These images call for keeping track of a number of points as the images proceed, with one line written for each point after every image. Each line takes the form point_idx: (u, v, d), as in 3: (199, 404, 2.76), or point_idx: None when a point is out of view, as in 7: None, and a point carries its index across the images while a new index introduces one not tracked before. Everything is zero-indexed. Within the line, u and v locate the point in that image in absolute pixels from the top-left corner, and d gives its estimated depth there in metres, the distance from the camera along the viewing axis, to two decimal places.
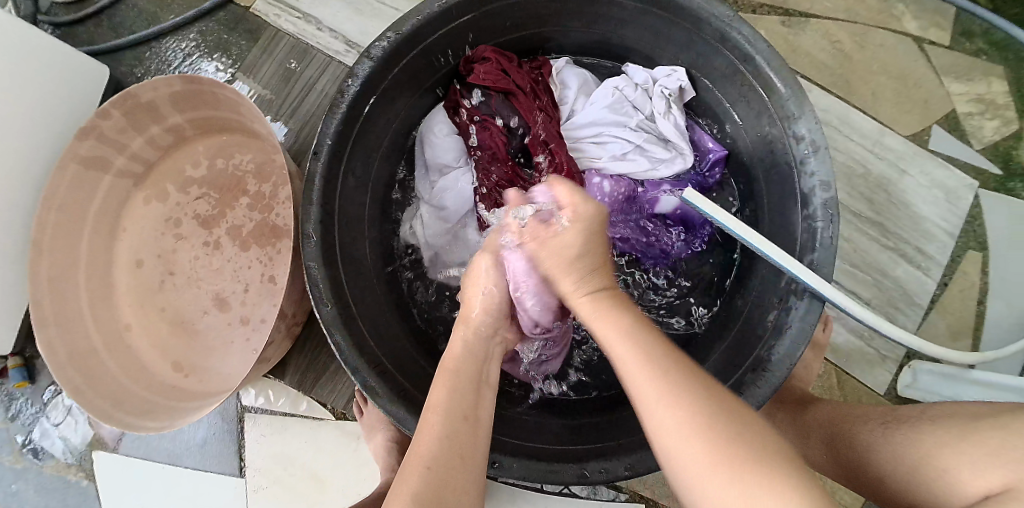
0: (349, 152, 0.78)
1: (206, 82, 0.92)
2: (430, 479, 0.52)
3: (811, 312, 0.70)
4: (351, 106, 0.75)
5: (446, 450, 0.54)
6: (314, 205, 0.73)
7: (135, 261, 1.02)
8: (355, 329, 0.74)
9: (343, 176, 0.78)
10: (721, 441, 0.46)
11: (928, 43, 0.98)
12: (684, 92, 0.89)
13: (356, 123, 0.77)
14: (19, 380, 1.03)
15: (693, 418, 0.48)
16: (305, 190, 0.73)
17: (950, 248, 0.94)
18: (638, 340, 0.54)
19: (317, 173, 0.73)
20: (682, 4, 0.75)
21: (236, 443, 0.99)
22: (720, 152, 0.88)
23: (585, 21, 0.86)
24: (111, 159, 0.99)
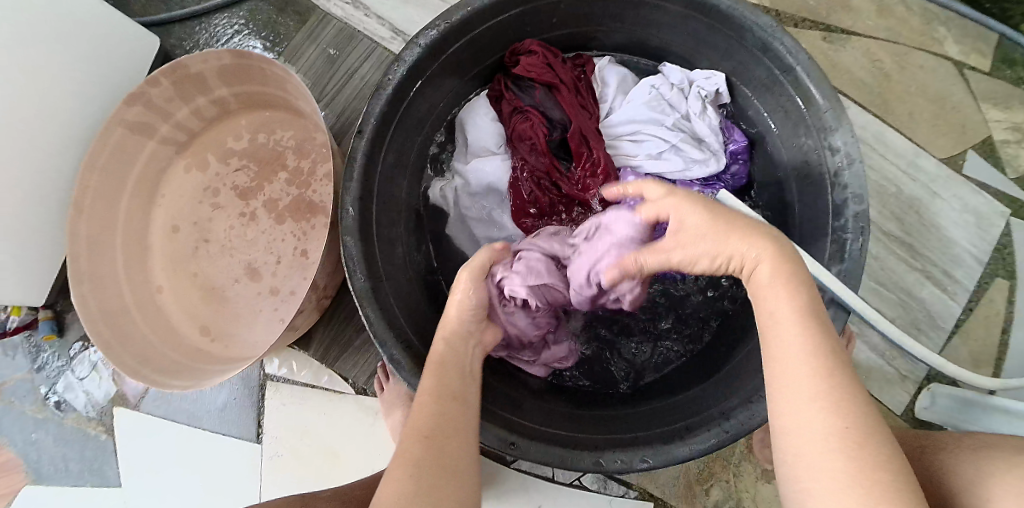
0: (390, 135, 0.80)
1: (255, 58, 0.95)
2: (427, 448, 0.55)
3: (837, 321, 0.70)
4: (396, 90, 0.77)
5: (437, 424, 0.57)
6: (354, 182, 0.75)
7: (171, 227, 1.05)
8: (385, 304, 0.76)
9: (383, 157, 0.80)
10: (862, 454, 0.47)
11: (968, 68, 0.98)
12: (720, 96, 0.90)
13: (399, 106, 0.79)
14: (48, 333, 1.06)
15: (832, 391, 0.49)
16: (347, 167, 0.75)
17: (977, 274, 0.94)
18: (794, 306, 0.55)
19: (359, 151, 0.75)
20: (727, 13, 0.76)
21: (255, 410, 1.01)
22: (744, 142, 0.90)
23: (629, 22, 0.88)
24: (156, 126, 1.02)
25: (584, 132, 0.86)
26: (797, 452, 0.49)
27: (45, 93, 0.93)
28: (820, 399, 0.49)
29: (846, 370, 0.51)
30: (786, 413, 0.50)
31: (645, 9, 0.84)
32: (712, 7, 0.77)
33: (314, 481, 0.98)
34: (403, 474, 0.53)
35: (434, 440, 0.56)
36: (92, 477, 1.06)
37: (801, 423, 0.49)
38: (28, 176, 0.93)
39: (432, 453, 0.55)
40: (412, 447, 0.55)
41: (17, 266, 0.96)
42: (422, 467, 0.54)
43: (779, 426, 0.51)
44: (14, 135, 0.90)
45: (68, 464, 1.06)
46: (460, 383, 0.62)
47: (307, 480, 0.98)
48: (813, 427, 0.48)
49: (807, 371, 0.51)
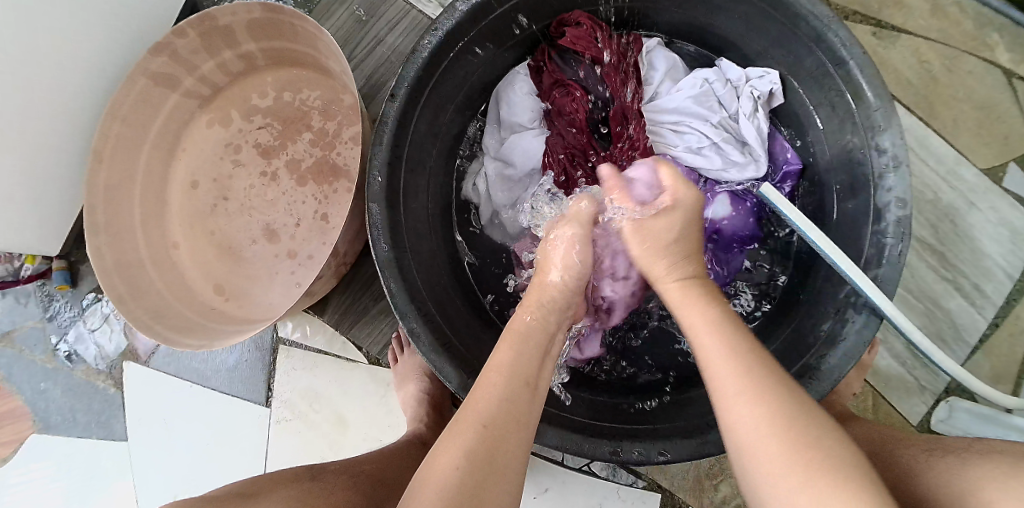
0: (424, 101, 0.78)
1: (286, 12, 0.92)
2: (484, 435, 0.54)
3: (868, 327, 0.69)
4: (432, 55, 0.75)
5: (503, 411, 0.56)
6: (384, 148, 0.73)
7: (190, 182, 1.03)
8: (408, 275, 0.74)
9: (415, 124, 0.78)
10: (797, 441, 0.49)
11: (1018, 77, 0.96)
12: (772, 98, 0.87)
13: (435, 73, 0.77)
14: (61, 283, 1.05)
15: (773, 412, 0.51)
16: (377, 131, 0.73)
17: (1007, 289, 0.92)
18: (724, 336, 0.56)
19: (391, 116, 0.73)
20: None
21: (265, 373, 1.00)
22: (796, 165, 0.87)
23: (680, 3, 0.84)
24: (181, 78, 0.99)
25: (624, 115, 0.84)
26: (743, 442, 0.51)
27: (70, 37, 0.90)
28: (749, 399, 0.52)
29: (770, 370, 0.54)
30: (727, 404, 0.53)
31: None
32: None
33: (321, 447, 0.98)
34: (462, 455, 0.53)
35: (499, 423, 0.55)
36: (99, 430, 1.05)
37: (744, 424, 0.51)
38: (48, 121, 0.91)
39: (489, 440, 0.54)
40: (469, 429, 0.54)
41: (34, 211, 0.95)
42: (480, 454, 0.53)
43: (725, 423, 0.53)
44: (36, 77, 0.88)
45: (75, 414, 1.06)
46: (535, 366, 0.61)
47: (313, 445, 0.98)
48: (748, 427, 0.51)
49: (737, 387, 0.53)
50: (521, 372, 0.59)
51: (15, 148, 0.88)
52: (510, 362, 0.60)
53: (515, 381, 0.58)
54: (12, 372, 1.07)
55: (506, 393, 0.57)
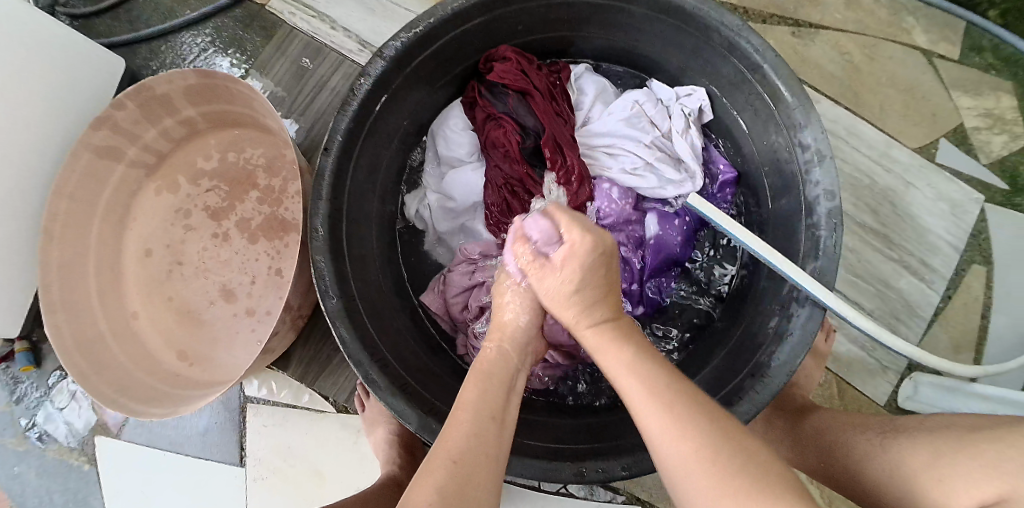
0: (360, 148, 0.79)
1: (220, 77, 0.93)
2: (454, 473, 0.53)
3: (812, 319, 0.70)
4: (362, 105, 0.77)
5: (472, 447, 0.55)
6: (323, 200, 0.74)
7: (144, 251, 1.03)
8: (359, 322, 0.75)
9: (353, 175, 0.79)
10: (706, 454, 0.49)
11: (937, 56, 0.98)
12: (702, 114, 0.90)
13: (367, 121, 0.79)
14: (25, 365, 1.04)
15: (688, 442, 0.50)
16: (315, 185, 0.74)
17: (954, 261, 0.94)
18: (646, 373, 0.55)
19: (327, 168, 0.74)
20: (692, 13, 0.76)
21: (237, 433, 1.00)
22: (731, 175, 0.89)
23: (600, 26, 0.86)
24: (124, 149, 1.00)
25: (557, 139, 0.85)
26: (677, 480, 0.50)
27: (9, 123, 0.91)
28: (671, 428, 0.51)
29: (705, 421, 0.51)
30: (649, 427, 0.52)
31: (614, 12, 0.83)
32: (676, 8, 0.77)
33: (300, 500, 0.97)
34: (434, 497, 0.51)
35: (474, 466, 0.54)
36: None
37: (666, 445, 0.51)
38: None
39: (455, 478, 0.53)
40: (447, 473, 0.53)
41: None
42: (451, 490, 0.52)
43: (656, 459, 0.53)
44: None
45: (53, 496, 1.05)
46: (501, 395, 0.61)
47: (291, 500, 0.97)
48: (672, 451, 0.50)
49: (654, 414, 0.52)
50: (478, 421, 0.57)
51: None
52: (475, 400, 0.60)
53: (480, 416, 0.58)
54: None
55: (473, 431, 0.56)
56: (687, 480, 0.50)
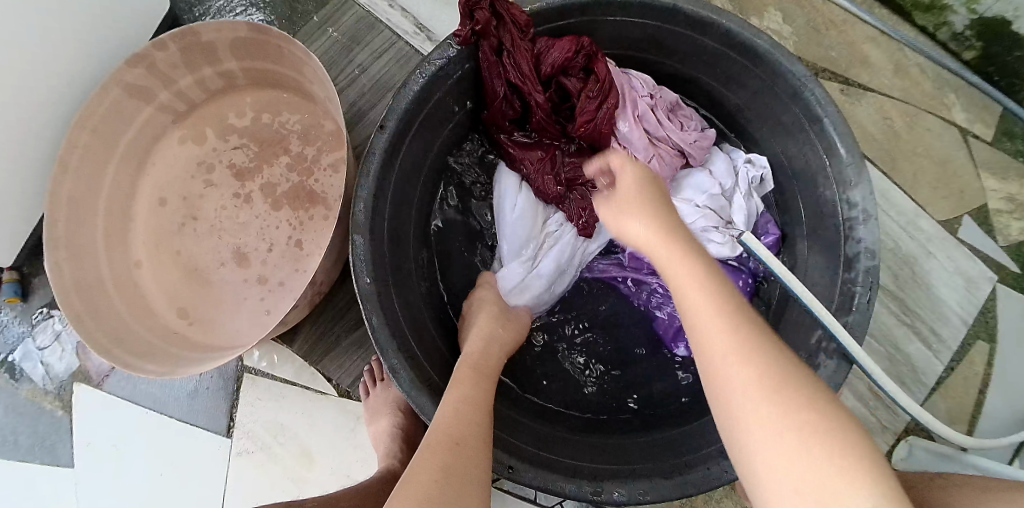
0: (413, 132, 0.78)
1: (273, 34, 0.90)
2: (451, 452, 0.56)
3: (838, 373, 0.72)
4: (423, 88, 0.75)
5: (460, 428, 0.59)
6: (371, 178, 0.72)
7: (158, 199, 0.99)
8: (388, 307, 0.73)
9: (402, 156, 0.77)
10: (789, 408, 0.48)
11: (972, 136, 1.02)
12: (763, 182, 0.91)
13: (425, 106, 0.77)
14: (11, 297, 0.98)
15: (762, 368, 0.50)
16: (365, 161, 0.72)
17: (961, 334, 0.96)
18: (719, 313, 0.55)
19: (379, 147, 0.73)
20: (764, 55, 0.78)
21: (228, 404, 0.97)
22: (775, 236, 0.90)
23: (665, 54, 0.88)
24: (156, 91, 0.96)
25: (598, 126, 0.83)
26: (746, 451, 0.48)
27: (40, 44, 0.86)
28: (749, 364, 0.51)
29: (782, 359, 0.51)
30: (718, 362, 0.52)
31: (682, 39, 0.83)
32: (748, 46, 0.78)
33: (284, 481, 0.94)
34: (426, 476, 0.53)
35: (467, 444, 0.58)
36: (41, 455, 0.99)
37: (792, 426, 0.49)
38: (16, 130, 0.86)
39: (453, 458, 0.56)
40: (442, 452, 0.56)
41: None
42: (448, 475, 0.54)
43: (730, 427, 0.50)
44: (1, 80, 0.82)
45: (17, 437, 0.99)
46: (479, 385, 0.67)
47: (276, 478, 0.94)
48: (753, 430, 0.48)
49: (728, 355, 0.52)
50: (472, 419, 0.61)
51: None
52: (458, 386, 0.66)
53: (466, 408, 0.62)
54: None
55: (458, 419, 0.61)
56: (767, 445, 0.47)
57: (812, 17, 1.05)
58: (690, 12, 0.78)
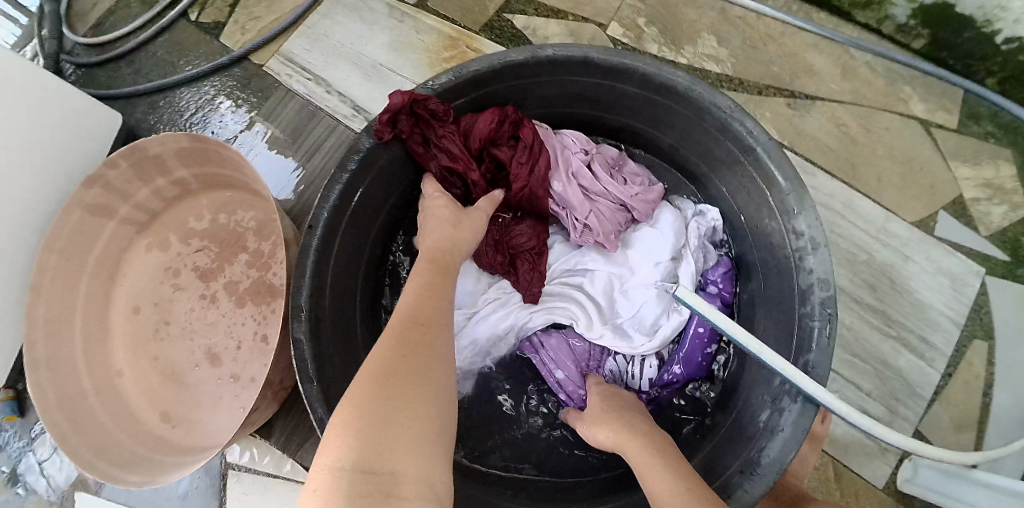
0: (347, 224, 0.78)
1: (211, 143, 0.93)
2: (407, 333, 0.56)
3: (805, 415, 0.68)
4: (351, 179, 0.76)
5: (414, 311, 0.59)
6: (307, 276, 0.73)
7: (132, 308, 1.01)
8: (337, 405, 0.73)
9: (339, 248, 0.78)
10: None
11: (935, 126, 0.98)
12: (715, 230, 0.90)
13: (356, 195, 0.78)
14: (8, 414, 1.02)
15: None
16: (299, 260, 0.73)
17: (955, 338, 0.90)
18: (665, 464, 0.62)
19: (311, 245, 0.74)
20: (685, 93, 0.76)
21: (217, 499, 0.98)
22: (726, 270, 0.88)
23: (594, 105, 0.88)
24: (116, 206, 0.97)
25: (532, 189, 0.84)
26: None
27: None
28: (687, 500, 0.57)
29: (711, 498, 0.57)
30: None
31: (605, 89, 0.83)
32: (670, 88, 0.77)
33: None
34: (389, 351, 0.53)
35: (420, 326, 0.57)
36: None
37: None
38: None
39: (407, 340, 0.55)
40: (399, 332, 0.56)
41: None
42: (409, 346, 0.54)
43: None
44: None
45: None
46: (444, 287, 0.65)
47: None
48: None
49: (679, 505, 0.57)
50: (438, 313, 0.60)
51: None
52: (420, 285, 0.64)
53: (426, 295, 0.62)
54: None
55: (421, 305, 0.60)
56: None
57: (747, 35, 1.04)
58: (604, 63, 0.77)
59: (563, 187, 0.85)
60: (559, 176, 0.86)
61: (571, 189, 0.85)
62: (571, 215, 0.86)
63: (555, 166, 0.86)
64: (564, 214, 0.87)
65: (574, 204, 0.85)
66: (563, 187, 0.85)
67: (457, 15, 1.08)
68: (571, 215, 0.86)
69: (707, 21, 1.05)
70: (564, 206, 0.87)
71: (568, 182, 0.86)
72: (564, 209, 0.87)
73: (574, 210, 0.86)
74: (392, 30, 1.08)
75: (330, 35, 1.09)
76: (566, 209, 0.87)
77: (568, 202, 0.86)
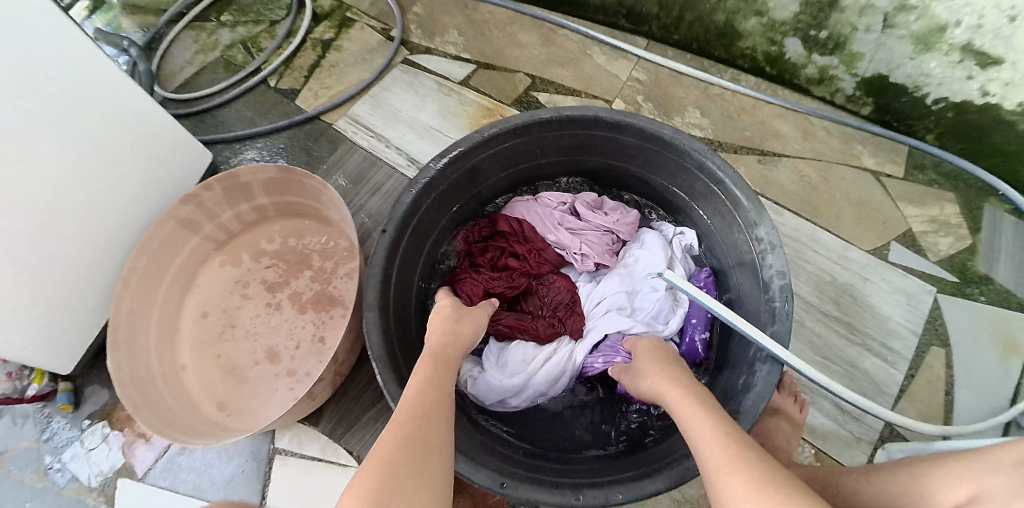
0: (407, 237, 0.97)
1: (298, 173, 1.14)
2: (414, 427, 0.69)
3: (773, 372, 0.83)
4: (414, 201, 0.96)
5: (420, 404, 0.73)
6: (376, 273, 0.90)
7: (201, 313, 1.18)
8: (398, 369, 0.88)
9: (401, 253, 0.96)
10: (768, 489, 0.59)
11: (884, 176, 1.16)
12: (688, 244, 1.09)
13: (416, 215, 0.97)
14: (65, 403, 1.15)
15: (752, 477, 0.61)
16: (372, 260, 0.91)
17: (914, 344, 1.03)
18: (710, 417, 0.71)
19: (382, 248, 0.92)
20: (670, 141, 0.97)
21: (260, 481, 1.08)
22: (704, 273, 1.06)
23: (600, 153, 1.09)
24: (201, 224, 1.18)
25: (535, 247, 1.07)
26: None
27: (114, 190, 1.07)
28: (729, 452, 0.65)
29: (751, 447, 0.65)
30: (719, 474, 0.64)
31: (608, 140, 1.05)
32: (657, 137, 0.98)
33: None
34: (393, 446, 0.67)
35: (423, 427, 0.70)
36: None
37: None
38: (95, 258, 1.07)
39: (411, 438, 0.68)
40: (403, 428, 0.69)
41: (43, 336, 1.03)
42: (410, 445, 0.67)
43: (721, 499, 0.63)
44: (80, 218, 1.03)
45: None
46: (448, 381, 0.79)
47: None
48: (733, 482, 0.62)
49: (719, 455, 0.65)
50: (440, 406, 0.74)
51: (51, 276, 1.00)
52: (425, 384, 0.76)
53: (431, 395, 0.75)
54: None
55: (426, 403, 0.73)
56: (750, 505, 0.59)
57: (725, 108, 1.26)
58: (609, 120, 0.99)
59: (556, 235, 1.07)
60: (548, 223, 1.08)
61: (560, 233, 1.07)
62: (571, 255, 1.07)
63: (541, 220, 1.09)
64: (565, 253, 1.08)
65: (568, 244, 1.07)
66: (555, 235, 1.07)
67: (491, 91, 1.32)
68: (569, 255, 1.07)
69: (692, 98, 1.27)
70: (562, 249, 1.08)
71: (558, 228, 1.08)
72: (564, 250, 1.08)
73: (569, 252, 1.07)
74: (440, 101, 1.32)
75: (389, 104, 1.33)
76: (564, 250, 1.08)
77: (563, 247, 1.08)
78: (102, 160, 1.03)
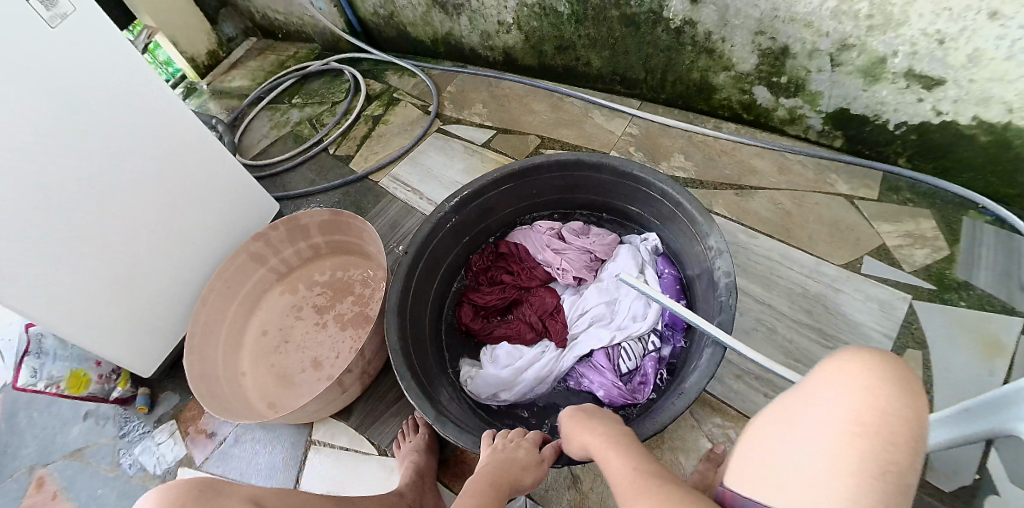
0: (423, 260, 1.18)
1: (345, 215, 1.41)
2: None
3: (716, 353, 0.94)
4: (429, 232, 1.17)
5: None
6: (395, 286, 1.11)
7: (261, 330, 1.43)
8: (408, 360, 1.06)
9: (417, 273, 1.16)
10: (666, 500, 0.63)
11: (858, 199, 1.25)
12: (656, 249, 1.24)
13: (430, 243, 1.18)
14: (142, 404, 1.35)
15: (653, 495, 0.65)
16: (393, 277, 1.11)
17: (888, 347, 1.07)
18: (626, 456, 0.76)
19: (402, 268, 1.12)
20: (638, 174, 1.14)
21: (297, 466, 1.24)
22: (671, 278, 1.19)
23: (587, 191, 1.27)
24: (268, 257, 1.46)
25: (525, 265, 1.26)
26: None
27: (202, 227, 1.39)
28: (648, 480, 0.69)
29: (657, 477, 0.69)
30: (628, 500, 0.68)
31: (592, 179, 1.23)
32: (628, 172, 1.16)
33: None
34: None
35: None
36: None
37: (827, 391, 0.59)
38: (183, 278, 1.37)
39: None
40: None
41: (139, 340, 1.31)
42: None
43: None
44: (177, 245, 1.34)
45: None
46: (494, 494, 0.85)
47: None
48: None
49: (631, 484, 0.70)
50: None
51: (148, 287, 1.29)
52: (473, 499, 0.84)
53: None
54: (73, 482, 1.26)
55: None
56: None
57: (707, 152, 1.40)
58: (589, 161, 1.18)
59: (542, 254, 1.26)
60: (537, 245, 1.27)
61: (547, 252, 1.26)
62: (555, 269, 1.24)
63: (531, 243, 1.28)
64: (552, 268, 1.25)
65: (553, 261, 1.25)
66: (543, 254, 1.26)
67: (507, 148, 1.55)
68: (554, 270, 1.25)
69: (678, 145, 1.43)
70: (549, 266, 1.26)
71: (545, 247, 1.26)
72: (551, 266, 1.25)
73: (554, 268, 1.24)
74: (465, 159, 1.57)
75: (424, 164, 1.60)
76: (551, 267, 1.25)
77: (549, 264, 1.25)
78: (195, 200, 1.35)
